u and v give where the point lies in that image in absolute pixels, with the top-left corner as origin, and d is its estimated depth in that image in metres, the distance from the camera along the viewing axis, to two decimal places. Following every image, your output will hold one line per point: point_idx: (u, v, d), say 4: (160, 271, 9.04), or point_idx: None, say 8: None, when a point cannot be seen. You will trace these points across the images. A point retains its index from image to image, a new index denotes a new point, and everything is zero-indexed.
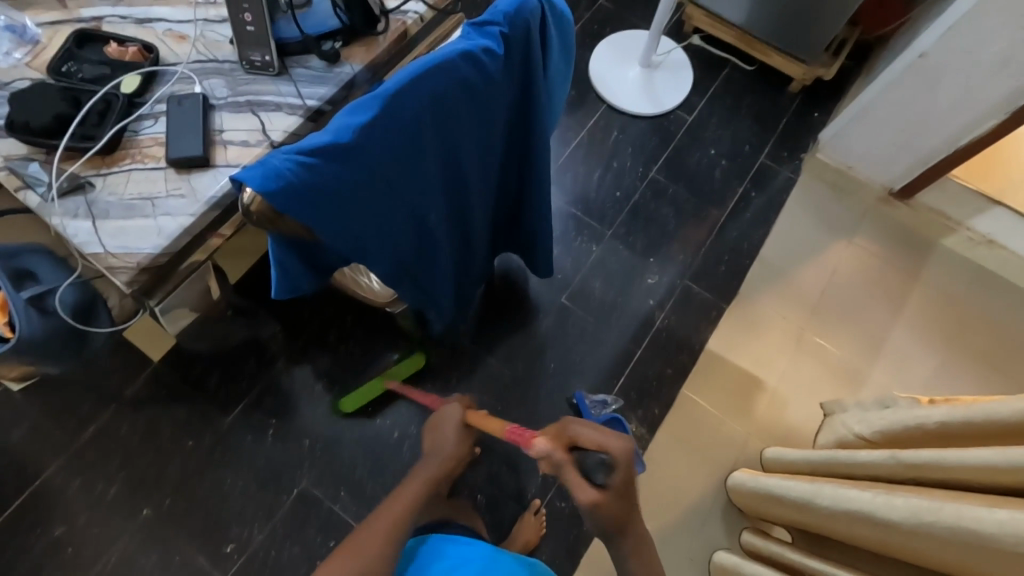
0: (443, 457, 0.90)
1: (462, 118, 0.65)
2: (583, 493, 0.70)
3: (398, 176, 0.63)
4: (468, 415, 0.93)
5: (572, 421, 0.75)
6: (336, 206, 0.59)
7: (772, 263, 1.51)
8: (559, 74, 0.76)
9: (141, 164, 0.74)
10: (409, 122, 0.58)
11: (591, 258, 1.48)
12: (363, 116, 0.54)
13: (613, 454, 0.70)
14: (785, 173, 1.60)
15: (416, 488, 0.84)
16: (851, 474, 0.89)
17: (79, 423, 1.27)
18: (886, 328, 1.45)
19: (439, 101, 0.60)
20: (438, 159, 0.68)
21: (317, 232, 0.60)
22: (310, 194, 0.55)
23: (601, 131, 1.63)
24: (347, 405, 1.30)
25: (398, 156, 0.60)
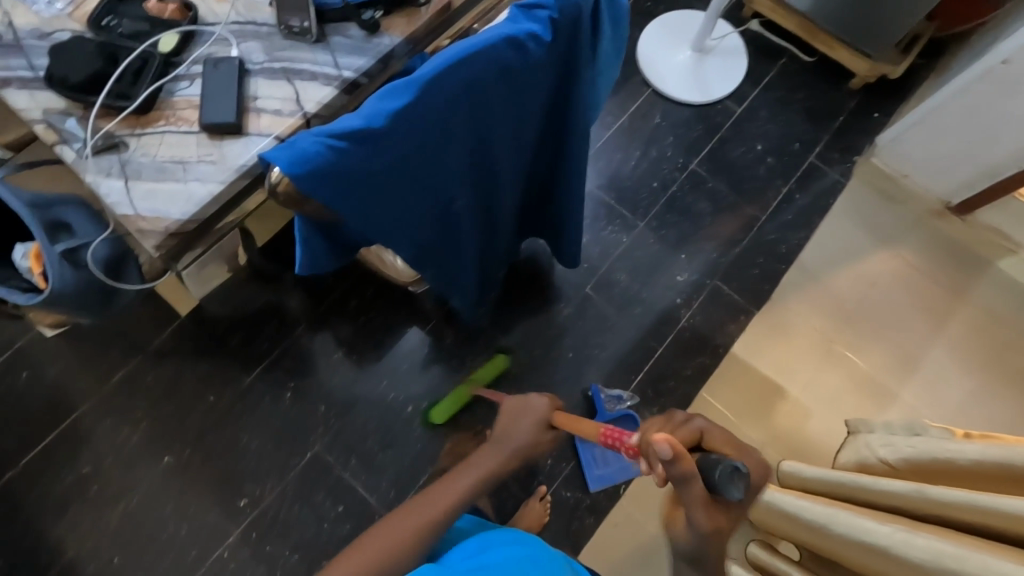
0: (509, 451, 0.86)
1: (499, 105, 0.62)
2: (700, 508, 0.64)
3: (427, 161, 0.60)
4: (555, 414, 0.90)
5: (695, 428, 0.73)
6: (362, 189, 0.57)
7: (809, 268, 1.44)
8: (609, 60, 0.71)
9: (175, 127, 0.73)
10: (443, 108, 0.55)
11: (620, 249, 1.44)
12: (398, 102, 0.51)
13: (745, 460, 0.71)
14: (834, 175, 1.52)
15: (474, 478, 0.82)
16: (869, 501, 0.86)
17: (109, 368, 1.32)
18: (923, 346, 1.38)
19: (477, 87, 0.57)
20: (471, 145, 0.65)
21: (342, 215, 0.58)
22: (338, 177, 0.53)
23: (643, 117, 1.56)
24: (437, 416, 1.30)
25: (429, 142, 0.58)
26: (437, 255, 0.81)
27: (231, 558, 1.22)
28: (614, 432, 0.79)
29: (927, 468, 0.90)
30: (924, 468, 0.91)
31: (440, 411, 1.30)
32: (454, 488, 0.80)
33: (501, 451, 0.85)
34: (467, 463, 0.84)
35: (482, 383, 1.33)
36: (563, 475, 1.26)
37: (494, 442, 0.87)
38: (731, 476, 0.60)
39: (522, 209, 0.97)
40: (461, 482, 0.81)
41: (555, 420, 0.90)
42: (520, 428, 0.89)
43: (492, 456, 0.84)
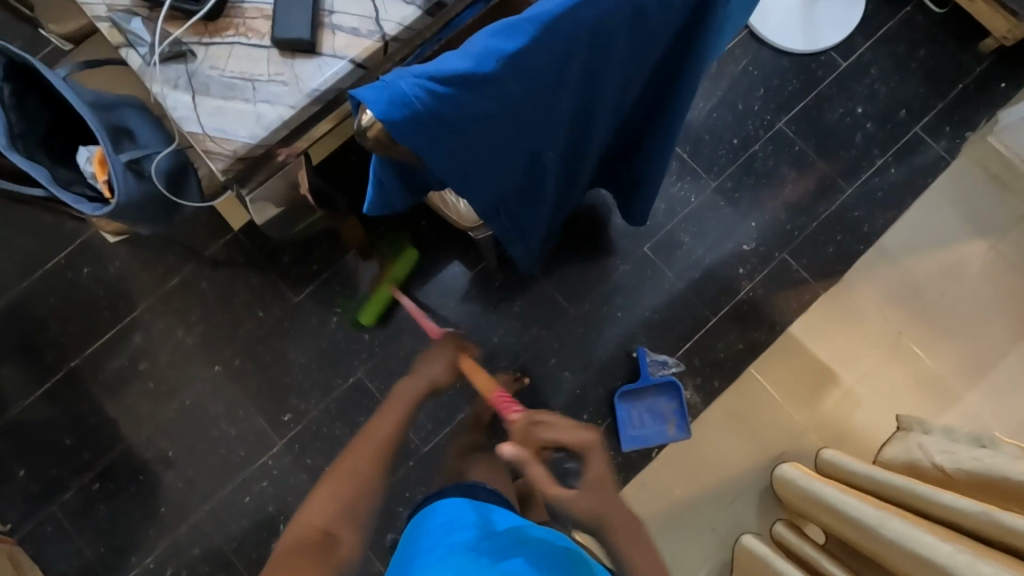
0: (429, 379, 0.93)
1: (614, 52, 0.54)
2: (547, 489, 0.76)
3: (527, 111, 0.54)
4: (462, 358, 0.96)
5: (531, 422, 0.82)
6: (454, 138, 0.52)
7: (890, 252, 1.33)
8: (740, 7, 0.62)
9: (245, 38, 0.67)
10: (558, 53, 0.48)
11: (687, 208, 1.36)
12: (510, 43, 0.45)
13: (573, 442, 0.77)
14: (938, 150, 1.36)
15: (404, 407, 0.88)
16: (925, 512, 0.84)
17: (165, 272, 1.35)
18: (998, 351, 1.29)
19: (600, 32, 0.50)
20: (577, 94, 0.58)
21: (429, 163, 0.53)
22: (434, 125, 0.48)
23: (733, 61, 1.40)
24: (365, 317, 1.32)
25: (533, 90, 0.51)
26: (510, 206, 0.76)
27: (275, 465, 1.29)
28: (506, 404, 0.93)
29: (990, 485, 0.85)
30: (989, 485, 0.85)
31: (370, 312, 1.32)
32: (371, 444, 0.84)
33: (420, 380, 0.92)
34: (378, 415, 0.88)
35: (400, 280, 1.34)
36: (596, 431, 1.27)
37: (411, 377, 0.93)
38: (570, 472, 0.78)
39: (602, 163, 0.89)
40: (376, 432, 0.86)
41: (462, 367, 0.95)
42: (420, 377, 0.93)
43: (412, 387, 0.91)
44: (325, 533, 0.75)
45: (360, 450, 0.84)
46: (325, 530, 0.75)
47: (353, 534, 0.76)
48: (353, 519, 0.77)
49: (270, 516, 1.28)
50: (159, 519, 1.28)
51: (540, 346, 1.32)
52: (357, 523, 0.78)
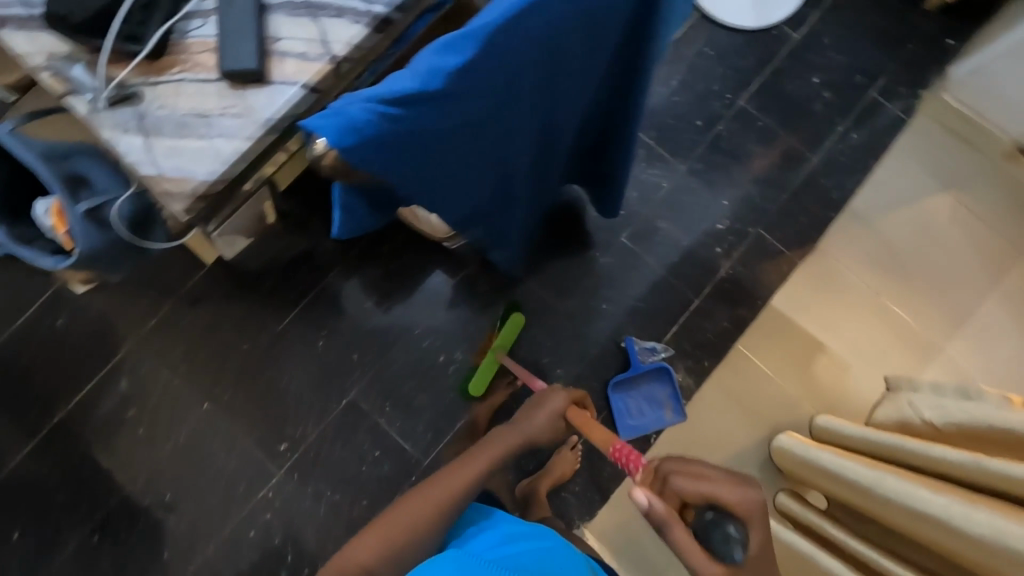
0: (528, 433, 0.91)
1: (564, 53, 0.54)
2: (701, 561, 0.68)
3: (484, 120, 0.54)
4: (569, 410, 0.95)
5: (674, 472, 0.75)
6: (413, 155, 0.51)
7: (862, 215, 1.36)
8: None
9: (192, 74, 0.66)
10: (508, 62, 0.48)
11: (660, 194, 1.37)
12: (456, 57, 0.44)
13: (730, 501, 0.71)
14: (897, 111, 1.39)
15: (490, 457, 0.85)
16: (921, 467, 0.85)
17: (143, 314, 1.32)
18: (976, 300, 1.32)
19: (549, 36, 0.49)
20: (535, 99, 0.58)
21: (390, 181, 0.53)
22: (392, 146, 0.48)
23: (689, 44, 1.42)
24: (474, 388, 1.27)
25: (487, 100, 0.51)
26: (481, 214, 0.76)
27: (276, 497, 1.27)
28: (624, 452, 0.86)
29: (982, 436, 0.86)
30: (981, 437, 0.86)
31: (477, 382, 1.27)
32: (441, 489, 0.80)
33: (518, 434, 0.90)
34: (457, 463, 0.84)
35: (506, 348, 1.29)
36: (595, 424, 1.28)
37: (512, 427, 0.91)
38: (728, 537, 0.72)
39: (570, 161, 0.90)
40: (445, 483, 0.81)
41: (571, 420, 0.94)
42: (518, 429, 0.90)
43: (510, 439, 0.89)
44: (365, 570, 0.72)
45: (428, 497, 0.79)
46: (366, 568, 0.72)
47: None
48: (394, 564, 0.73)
49: (277, 549, 1.25)
50: (164, 564, 1.26)
51: (531, 347, 1.32)
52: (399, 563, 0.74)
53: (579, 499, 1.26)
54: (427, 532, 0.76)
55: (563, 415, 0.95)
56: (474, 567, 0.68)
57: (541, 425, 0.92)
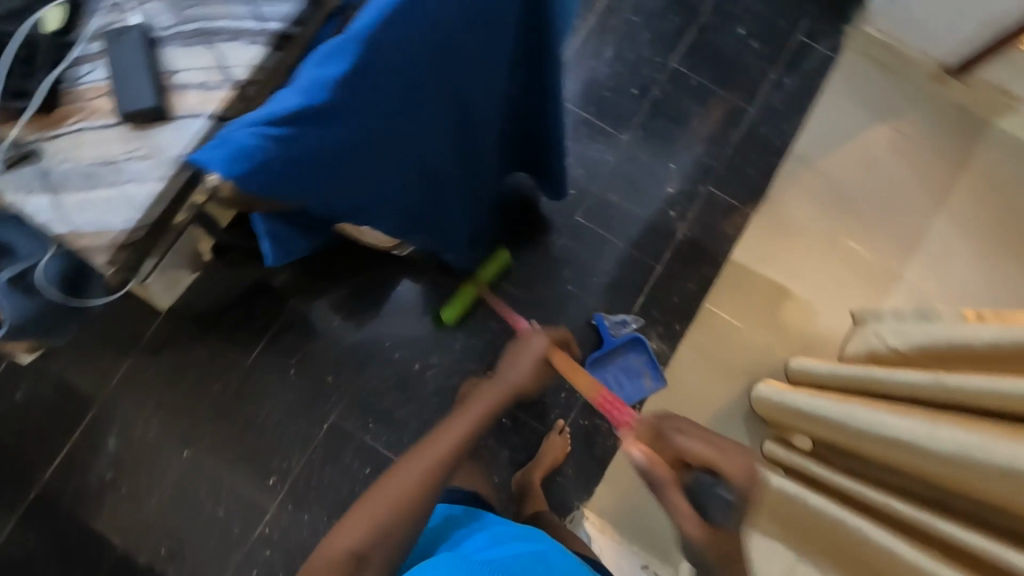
0: (514, 385, 0.91)
1: (457, 42, 0.53)
2: (688, 522, 0.78)
3: (389, 124, 0.53)
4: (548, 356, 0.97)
5: (677, 436, 0.89)
6: (321, 173, 0.51)
7: (806, 157, 1.38)
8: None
9: (91, 121, 0.64)
10: (393, 62, 0.47)
11: (606, 167, 1.37)
12: (337, 68, 0.44)
13: (728, 470, 0.81)
14: (824, 50, 1.41)
15: (476, 415, 0.83)
16: (886, 393, 0.87)
17: (105, 372, 1.29)
18: (926, 222, 1.35)
19: (436, 29, 0.49)
20: (443, 94, 0.57)
21: (304, 203, 0.52)
22: (294, 167, 0.48)
23: (612, 15, 1.42)
24: (449, 316, 1.29)
25: (385, 104, 0.50)
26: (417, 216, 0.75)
27: (273, 531, 1.25)
28: (612, 403, 1.11)
29: (940, 353, 0.89)
30: (938, 354, 0.89)
31: (453, 310, 1.29)
32: (428, 457, 0.76)
33: (506, 387, 0.89)
34: (442, 429, 0.80)
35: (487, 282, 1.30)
36: (578, 405, 1.29)
37: (500, 378, 0.91)
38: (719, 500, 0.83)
39: (504, 149, 0.89)
40: (429, 454, 0.76)
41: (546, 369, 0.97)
42: (504, 381, 0.90)
43: (495, 394, 0.87)
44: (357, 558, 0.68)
45: (416, 462, 0.75)
46: (357, 554, 0.68)
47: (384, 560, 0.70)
48: (388, 546, 0.70)
49: None
50: None
51: (504, 339, 1.31)
52: (392, 546, 0.70)
53: (575, 479, 1.27)
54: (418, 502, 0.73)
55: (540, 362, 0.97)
56: (468, 565, 0.70)
57: (524, 372, 0.93)
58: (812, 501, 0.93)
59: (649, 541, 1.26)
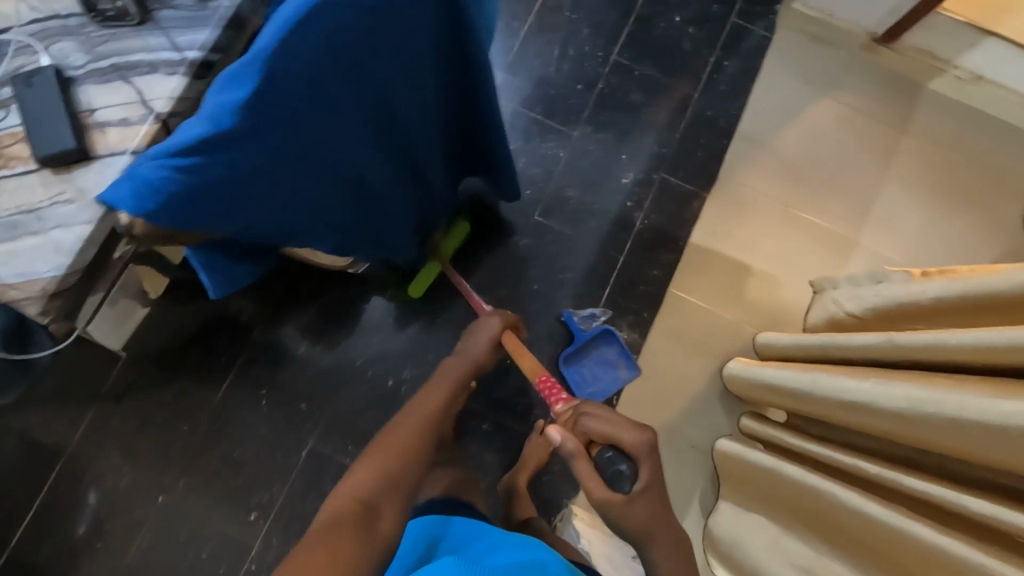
0: (471, 359, 1.02)
1: (369, 53, 0.52)
2: (596, 488, 0.80)
3: (304, 141, 0.54)
4: (502, 333, 1.07)
5: (585, 414, 0.88)
6: (234, 195, 0.52)
7: (753, 136, 1.41)
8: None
9: (9, 169, 0.62)
10: (297, 81, 0.47)
11: (560, 164, 1.38)
12: (239, 93, 0.45)
13: (626, 441, 0.82)
14: (760, 31, 1.44)
15: (445, 388, 0.95)
16: (843, 357, 0.89)
17: (68, 425, 1.24)
18: (875, 186, 1.39)
19: (334, 38, 0.47)
20: (355, 102, 0.56)
21: (219, 226, 0.54)
22: (205, 193, 0.49)
23: (550, 14, 1.44)
24: (417, 289, 1.29)
25: (295, 122, 0.51)
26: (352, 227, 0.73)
27: (260, 567, 1.21)
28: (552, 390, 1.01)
29: (893, 313, 0.90)
30: (890, 314, 0.91)
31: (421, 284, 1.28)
32: (414, 420, 0.88)
33: (464, 361, 1.01)
34: (422, 395, 0.94)
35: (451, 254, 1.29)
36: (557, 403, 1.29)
37: (456, 355, 1.01)
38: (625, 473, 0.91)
39: (448, 157, 0.88)
40: (419, 414, 0.89)
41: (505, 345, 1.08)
42: (463, 358, 1.01)
43: (455, 366, 0.99)
44: (368, 506, 0.72)
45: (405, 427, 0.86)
46: (367, 502, 0.72)
47: (392, 510, 0.73)
48: (395, 494, 0.75)
49: None
50: None
51: None
52: (396, 498, 0.75)
53: (561, 477, 1.27)
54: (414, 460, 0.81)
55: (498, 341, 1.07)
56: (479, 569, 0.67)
57: (483, 347, 1.04)
58: (790, 472, 0.94)
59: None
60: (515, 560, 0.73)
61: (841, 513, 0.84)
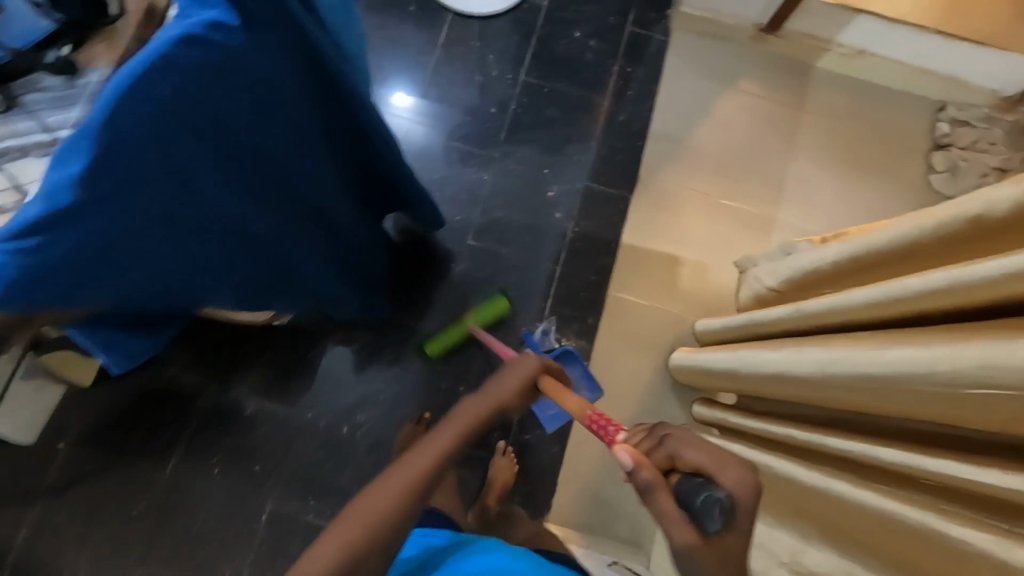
0: (499, 398, 0.75)
1: (220, 113, 0.55)
2: (677, 530, 0.56)
3: (162, 202, 0.55)
4: (545, 378, 0.82)
5: (673, 436, 0.63)
6: (93, 262, 0.53)
7: (666, 134, 1.46)
8: (339, 15, 0.64)
9: None
10: (138, 148, 0.49)
11: (485, 187, 1.41)
12: (74, 167, 0.47)
13: (725, 478, 0.58)
14: (657, 36, 1.51)
15: (470, 422, 0.69)
16: (766, 332, 0.92)
17: (8, 531, 1.18)
18: (786, 164, 1.46)
19: (170, 100, 0.49)
20: (216, 159, 0.58)
21: (82, 292, 0.55)
22: (58, 265, 0.51)
23: (456, 46, 1.48)
24: (434, 347, 1.28)
25: (146, 187, 0.52)
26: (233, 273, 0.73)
27: None
28: (605, 419, 0.76)
29: (803, 283, 0.94)
30: (800, 284, 0.94)
31: (441, 342, 1.28)
32: (421, 468, 0.62)
33: (493, 400, 0.74)
34: (435, 431, 0.66)
35: (479, 322, 1.30)
36: (516, 422, 1.29)
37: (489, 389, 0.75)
38: (712, 506, 0.55)
39: (354, 197, 0.89)
40: (424, 460, 0.62)
41: (544, 385, 0.81)
42: (495, 392, 0.75)
43: (483, 404, 0.72)
44: None
45: (410, 471, 0.61)
46: None
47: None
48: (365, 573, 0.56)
49: None
50: None
51: (428, 377, 1.30)
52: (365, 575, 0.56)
53: (533, 496, 1.26)
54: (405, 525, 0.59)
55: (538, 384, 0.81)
56: None
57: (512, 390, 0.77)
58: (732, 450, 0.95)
59: (614, 536, 1.25)
60: (509, 563, 0.76)
61: (771, 486, 0.85)
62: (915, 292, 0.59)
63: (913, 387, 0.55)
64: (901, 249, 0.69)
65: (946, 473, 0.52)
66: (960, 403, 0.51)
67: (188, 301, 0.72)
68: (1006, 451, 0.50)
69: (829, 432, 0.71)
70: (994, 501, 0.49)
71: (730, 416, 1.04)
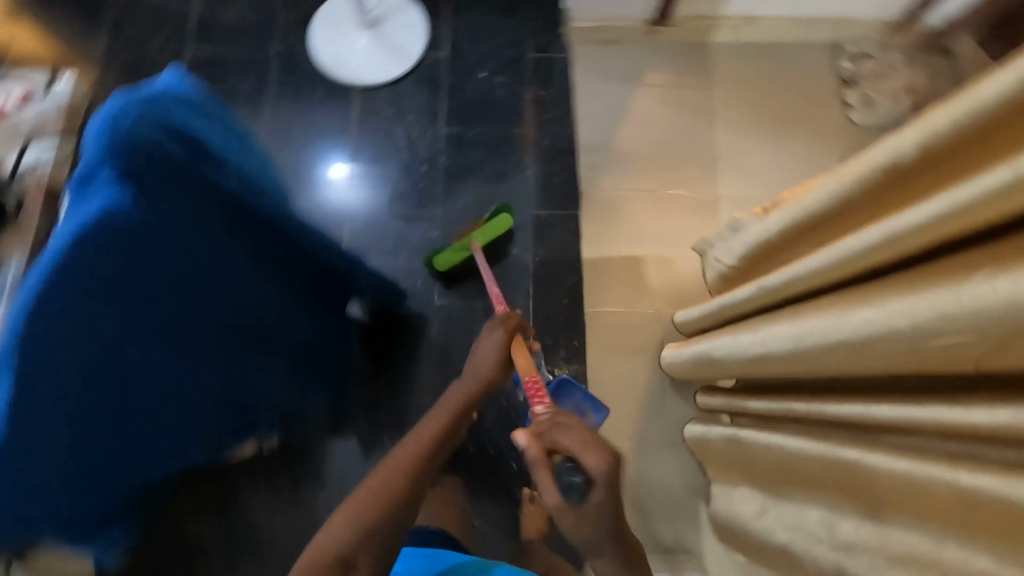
0: (477, 379, 0.94)
1: (135, 272, 0.62)
2: (548, 496, 0.71)
3: (98, 367, 0.63)
4: (511, 347, 0.95)
5: (557, 425, 0.75)
6: (47, 441, 0.61)
7: (596, 145, 1.49)
8: (215, 141, 0.70)
9: None
10: (62, 332, 0.57)
11: (437, 243, 1.41)
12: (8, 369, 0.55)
13: (586, 460, 0.69)
14: (559, 56, 1.55)
15: (446, 418, 0.87)
16: (738, 312, 0.93)
17: None
18: (713, 141, 1.50)
19: (82, 279, 0.57)
20: (143, 312, 0.65)
21: (47, 466, 0.63)
22: (18, 452, 0.58)
23: (371, 120, 1.50)
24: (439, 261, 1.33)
25: (80, 360, 0.60)
26: (141, 410, 0.74)
27: None
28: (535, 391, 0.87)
29: (758, 256, 0.96)
30: (756, 258, 0.96)
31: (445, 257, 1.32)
32: (412, 452, 0.80)
33: (473, 383, 0.93)
34: (421, 424, 0.86)
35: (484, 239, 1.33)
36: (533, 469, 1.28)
37: (466, 375, 0.95)
38: (572, 486, 0.69)
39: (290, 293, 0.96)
40: (413, 446, 0.81)
41: (512, 355, 0.95)
42: (469, 377, 0.94)
43: (463, 389, 0.93)
44: (343, 558, 0.67)
45: (403, 458, 0.79)
46: (343, 556, 0.67)
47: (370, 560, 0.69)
48: (372, 539, 0.70)
49: None
50: None
51: None
52: (376, 540, 0.70)
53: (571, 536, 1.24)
54: (405, 495, 0.75)
55: (508, 349, 0.95)
56: None
57: (489, 364, 0.94)
58: (747, 436, 0.95)
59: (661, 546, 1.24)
60: None
61: (790, 465, 0.84)
62: (856, 252, 0.60)
63: (882, 348, 0.56)
64: (833, 206, 0.70)
65: (947, 421, 0.51)
66: (922, 355, 0.53)
67: (149, 433, 0.79)
68: (987, 384, 0.51)
69: (828, 398, 0.72)
70: (988, 438, 0.50)
71: (735, 401, 1.03)
